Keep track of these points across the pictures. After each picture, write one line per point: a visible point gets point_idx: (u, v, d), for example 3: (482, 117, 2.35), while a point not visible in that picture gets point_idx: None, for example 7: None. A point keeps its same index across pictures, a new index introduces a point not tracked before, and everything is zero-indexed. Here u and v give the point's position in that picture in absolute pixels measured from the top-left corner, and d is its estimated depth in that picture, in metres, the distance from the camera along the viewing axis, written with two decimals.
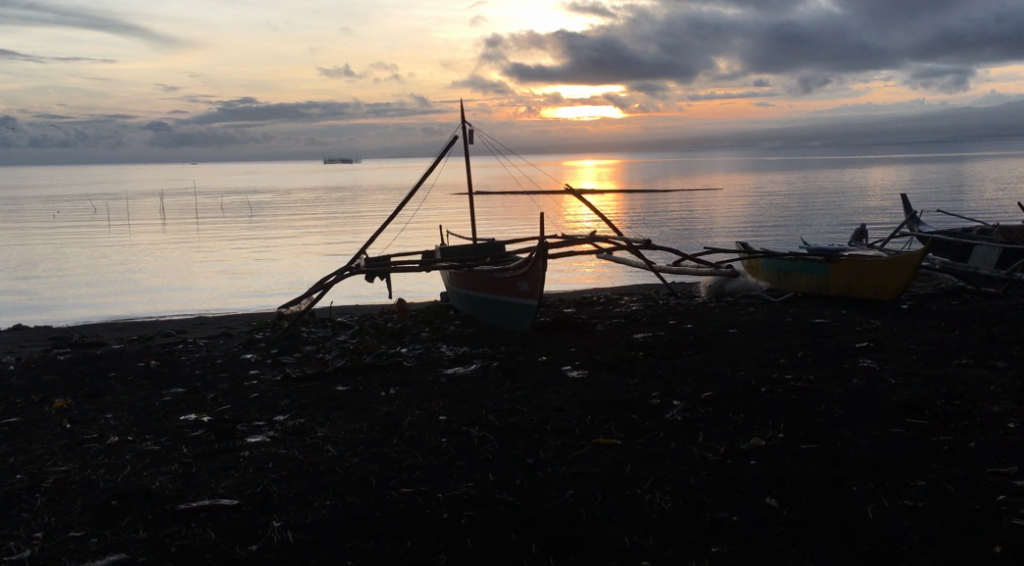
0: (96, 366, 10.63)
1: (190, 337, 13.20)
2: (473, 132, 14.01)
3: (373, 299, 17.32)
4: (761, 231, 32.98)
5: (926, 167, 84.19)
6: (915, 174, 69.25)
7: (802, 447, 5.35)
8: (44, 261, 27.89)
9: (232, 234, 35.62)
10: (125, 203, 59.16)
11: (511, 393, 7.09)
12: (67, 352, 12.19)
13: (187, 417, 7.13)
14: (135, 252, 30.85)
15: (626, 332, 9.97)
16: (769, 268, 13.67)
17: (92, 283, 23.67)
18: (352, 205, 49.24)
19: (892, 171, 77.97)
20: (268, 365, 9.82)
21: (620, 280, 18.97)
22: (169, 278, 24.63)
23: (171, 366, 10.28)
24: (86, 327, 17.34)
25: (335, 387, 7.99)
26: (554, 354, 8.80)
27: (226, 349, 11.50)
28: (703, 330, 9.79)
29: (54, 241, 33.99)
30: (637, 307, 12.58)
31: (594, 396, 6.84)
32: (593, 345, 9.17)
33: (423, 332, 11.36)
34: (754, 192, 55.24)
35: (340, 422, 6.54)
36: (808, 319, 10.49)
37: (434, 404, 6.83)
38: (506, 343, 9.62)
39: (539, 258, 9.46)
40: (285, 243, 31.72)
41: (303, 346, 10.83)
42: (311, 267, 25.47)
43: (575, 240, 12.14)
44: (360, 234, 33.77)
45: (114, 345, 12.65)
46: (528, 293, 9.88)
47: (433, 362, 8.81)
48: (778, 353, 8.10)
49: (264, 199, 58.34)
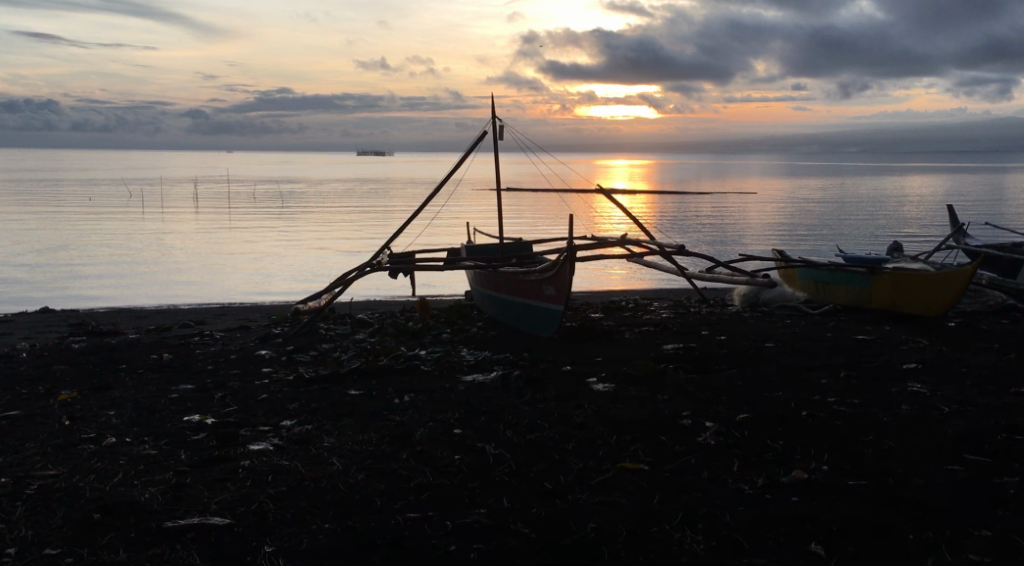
0: (108, 356, 10.37)
1: (207, 329, 12.94)
2: (504, 128, 13.60)
3: (397, 296, 16.99)
4: (796, 237, 32.34)
5: (965, 176, 82.80)
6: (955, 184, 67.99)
7: (848, 483, 4.90)
8: (73, 244, 27.91)
9: (260, 224, 35.55)
10: (159, 188, 59.62)
11: (531, 406, 6.67)
12: (82, 340, 11.97)
13: (190, 418, 6.80)
14: (163, 238, 30.88)
15: (655, 342, 9.51)
16: (809, 277, 13.25)
17: (117, 268, 23.63)
18: (382, 198, 49.09)
19: (929, 179, 76.71)
20: (282, 365, 9.48)
21: (650, 284, 18.48)
22: (193, 266, 24.56)
23: (183, 360, 9.98)
24: (108, 314, 17.16)
25: (347, 390, 7.64)
26: (579, 363, 8.37)
27: (242, 344, 11.20)
28: (737, 343, 9.33)
29: (85, 225, 34.07)
30: (668, 315, 12.10)
31: (619, 412, 6.40)
32: (621, 355, 8.71)
33: (444, 333, 10.98)
34: (789, 197, 54.38)
35: (348, 432, 6.16)
36: (849, 334, 9.97)
37: (449, 415, 6.43)
38: (529, 349, 9.20)
39: (567, 262, 9.02)
40: (313, 234, 31.52)
41: (319, 344, 10.50)
42: (337, 260, 25.21)
43: (605, 243, 11.69)
44: (387, 228, 33.55)
45: (130, 334, 12.40)
46: (554, 298, 9.46)
47: (452, 367, 8.43)
48: (817, 374, 7.62)
49: (296, 189, 58.49)
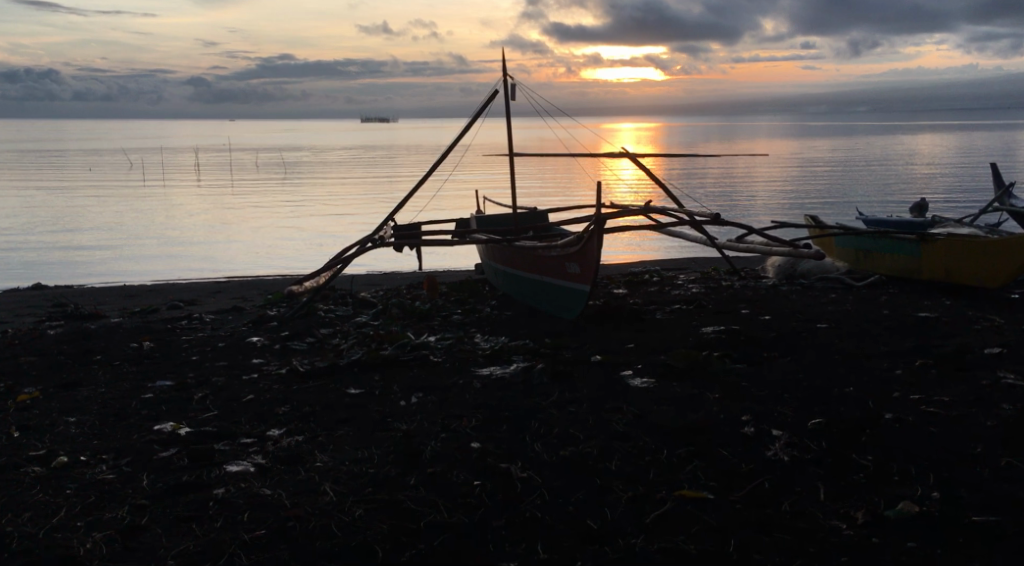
0: (83, 345, 9.39)
1: (198, 311, 11.94)
2: (514, 85, 12.45)
3: (401, 270, 15.96)
4: (815, 199, 31.19)
5: (975, 135, 81.29)
6: (969, 142, 66.44)
7: (970, 521, 3.97)
8: (66, 216, 26.82)
9: (262, 193, 34.51)
10: (160, 159, 58.51)
11: (559, 409, 5.67)
12: (59, 325, 11.00)
13: (161, 427, 5.79)
14: (161, 208, 29.91)
15: (694, 324, 8.45)
16: (848, 245, 12.21)
17: (110, 240, 22.72)
18: (385, 166, 47.91)
19: (942, 138, 75.15)
20: (274, 355, 8.48)
21: (669, 254, 17.43)
22: (190, 236, 23.62)
23: (165, 350, 8.99)
24: (96, 293, 16.15)
25: (345, 389, 6.63)
26: (611, 353, 7.35)
27: (233, 330, 10.19)
28: (785, 322, 8.32)
29: (81, 196, 32.95)
30: (699, 291, 11.07)
31: (666, 416, 5.39)
32: (657, 342, 7.68)
33: (454, 317, 9.96)
34: (801, 158, 53.04)
35: (344, 447, 5.15)
36: (907, 311, 8.92)
37: (464, 424, 5.44)
38: (552, 335, 8.18)
39: (594, 236, 7.92)
40: (315, 203, 30.39)
41: (318, 329, 9.48)
42: (340, 230, 24.13)
43: (629, 212, 10.63)
44: (392, 196, 32.48)
45: (114, 318, 11.41)
46: (579, 277, 8.38)
47: (466, 358, 7.44)
48: (888, 363, 6.62)
49: (297, 157, 57.30)
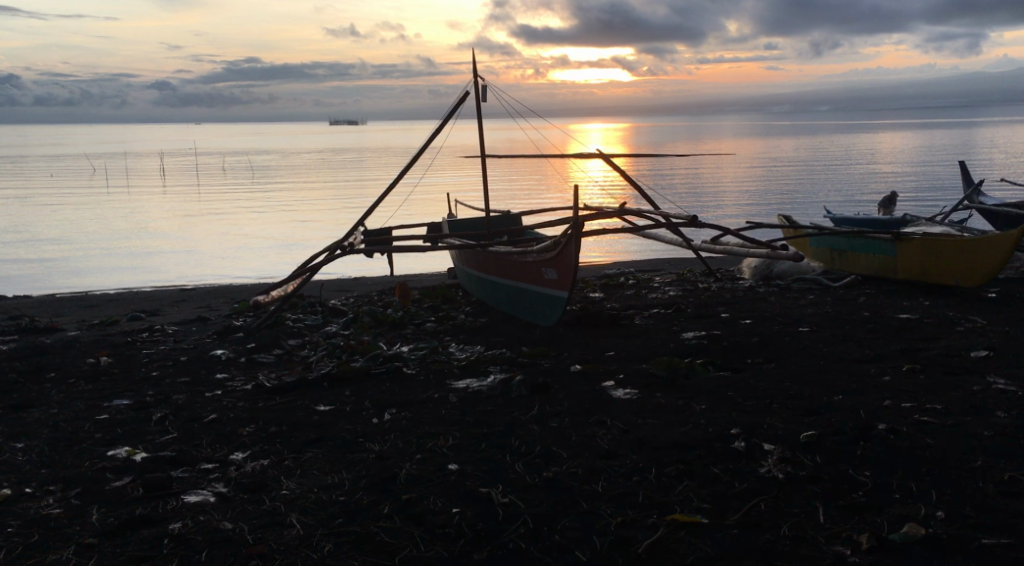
0: (38, 361, 8.97)
1: (160, 322, 11.52)
2: (485, 85, 12.16)
3: (371, 275, 15.60)
4: (786, 197, 31.19)
5: (939, 132, 82.16)
6: (934, 140, 67.09)
7: (978, 544, 3.75)
8: (25, 224, 26.09)
9: (228, 198, 33.94)
10: (125, 164, 57.49)
11: (540, 425, 5.39)
12: (14, 339, 10.54)
13: (116, 452, 5.44)
14: (125, 214, 29.30)
15: (675, 329, 8.20)
16: (823, 245, 12.08)
17: (72, 248, 22.14)
18: (353, 169, 47.42)
19: (907, 136, 75.86)
20: (239, 369, 8.12)
21: (644, 255, 17.20)
22: (155, 243, 23.09)
23: (124, 365, 8.59)
24: (56, 304, 15.61)
25: (313, 405, 6.31)
26: (591, 362, 7.07)
27: (196, 342, 9.80)
28: (767, 326, 8.10)
29: (42, 204, 32.14)
30: (676, 293, 10.84)
31: (652, 431, 5.13)
32: (639, 348, 7.42)
33: (427, 325, 9.64)
34: (770, 157, 53.22)
35: (311, 472, 4.84)
36: (889, 312, 8.74)
37: (441, 443, 5.14)
38: (529, 344, 7.89)
39: (572, 241, 7.63)
40: (283, 208, 29.87)
41: (285, 340, 9.12)
42: (308, 234, 23.67)
43: (605, 215, 10.37)
44: (361, 199, 32.03)
45: (72, 332, 10.97)
46: (557, 283, 8.09)
47: (440, 370, 7.14)
48: (877, 368, 6.40)
49: (264, 161, 56.63)
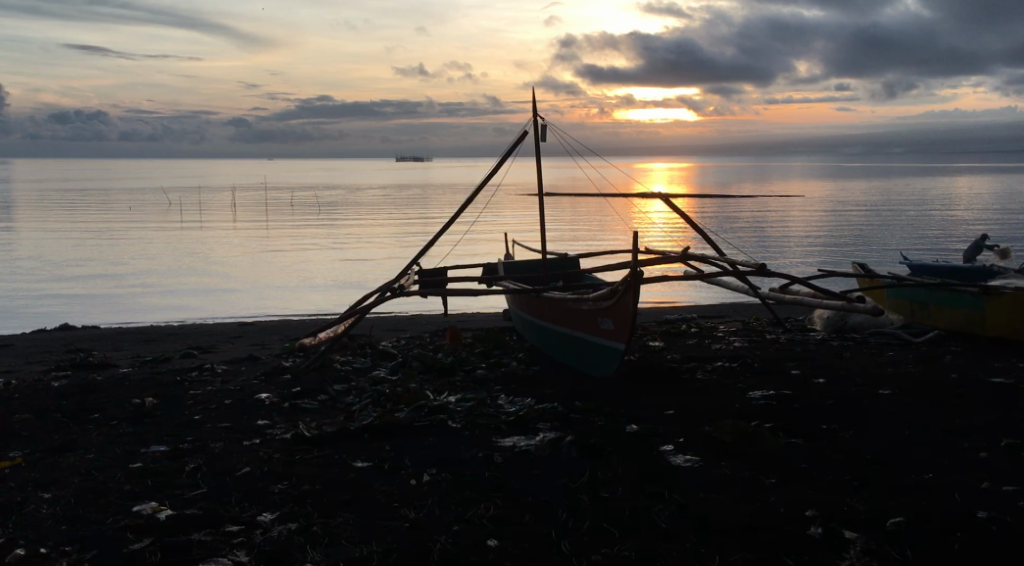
0: (84, 399, 8.84)
1: (212, 360, 11.38)
2: (544, 124, 11.86)
3: (426, 315, 15.34)
4: (856, 240, 30.23)
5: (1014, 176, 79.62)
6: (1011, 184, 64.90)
7: None
8: (94, 256, 26.62)
9: (292, 232, 34.30)
10: (195, 197, 58.88)
11: (591, 495, 4.98)
12: (66, 374, 10.49)
13: (141, 507, 5.18)
14: (191, 247, 29.73)
15: (740, 386, 7.67)
16: (900, 296, 11.43)
17: (138, 279, 22.44)
18: (416, 205, 47.67)
19: (981, 180, 73.57)
20: (282, 416, 7.85)
21: (707, 300, 16.64)
22: (217, 275, 23.30)
23: (167, 406, 8.40)
24: (115, 336, 15.68)
25: (351, 460, 5.98)
26: (647, 422, 6.60)
27: (243, 383, 9.59)
28: (842, 386, 7.54)
29: (112, 235, 32.84)
30: (742, 345, 10.30)
31: (714, 511, 4.70)
32: (700, 408, 6.92)
33: (478, 373, 9.30)
34: (839, 199, 51.99)
35: (342, 543, 4.52)
36: (976, 374, 8.10)
37: (483, 512, 4.77)
38: (582, 399, 7.44)
39: (629, 290, 7.16)
40: (344, 243, 29.98)
41: (331, 385, 8.84)
42: (367, 270, 23.61)
43: (668, 260, 9.91)
44: (421, 236, 32.00)
45: (124, 368, 10.88)
46: (612, 334, 7.63)
47: (487, 424, 6.76)
48: (968, 442, 5.83)
49: (329, 196, 57.41)
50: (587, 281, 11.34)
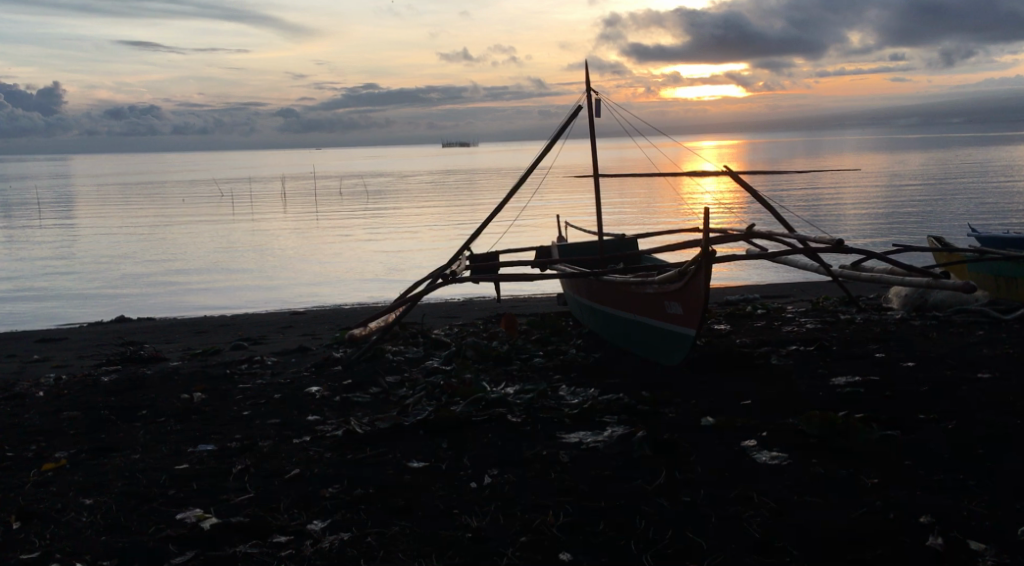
0: (132, 396, 8.58)
1: (262, 352, 11.10)
2: (598, 98, 11.30)
3: (478, 300, 14.92)
4: (920, 213, 29.07)
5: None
6: None
7: None
8: (146, 249, 26.69)
9: (341, 220, 34.14)
10: (246, 188, 59.30)
11: (672, 501, 4.57)
12: (115, 370, 10.28)
13: (185, 513, 4.87)
14: (243, 238, 29.78)
15: (821, 373, 7.08)
16: (984, 270, 10.68)
17: (192, 270, 22.45)
18: (465, 190, 47.36)
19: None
20: (333, 411, 7.49)
21: (769, 279, 15.97)
22: (269, 265, 23.21)
23: (216, 402, 8.10)
24: (167, 328, 15.56)
25: (408, 459, 5.62)
26: (723, 414, 6.09)
27: (293, 376, 9.27)
28: (935, 370, 6.93)
29: (163, 228, 32.96)
30: (816, 327, 9.70)
31: (812, 519, 4.26)
32: (780, 398, 6.37)
33: (536, 363, 8.86)
34: (898, 172, 50.38)
35: (405, 558, 4.18)
36: None
37: (555, 522, 4.39)
38: (651, 389, 6.94)
39: (700, 271, 6.56)
40: (393, 230, 29.73)
41: (383, 377, 8.46)
42: (417, 256, 23.28)
43: (734, 239, 9.31)
44: (470, 220, 31.59)
45: (174, 362, 10.63)
46: (682, 319, 7.03)
47: (551, 418, 6.31)
48: None
49: (378, 184, 57.47)
50: (647, 263, 10.81)
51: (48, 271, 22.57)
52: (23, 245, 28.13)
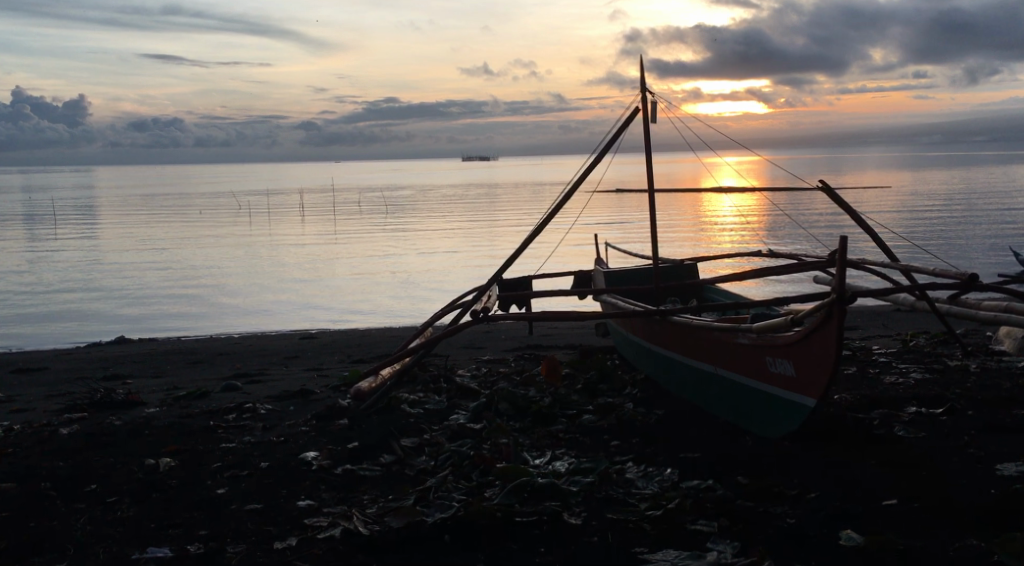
0: (87, 459, 6.96)
1: (256, 396, 9.42)
2: (652, 104, 9.64)
3: (506, 328, 13.25)
4: (970, 231, 27.34)
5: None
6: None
7: None
8: (152, 263, 25.12)
9: (358, 235, 32.52)
10: (264, 201, 57.90)
11: None
12: (79, 419, 8.65)
13: None
14: (254, 251, 28.13)
15: (976, 457, 5.38)
16: None
17: (200, 285, 20.90)
18: (487, 204, 45.73)
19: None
20: (333, 492, 5.86)
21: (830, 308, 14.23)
22: (279, 280, 21.62)
23: (187, 472, 6.46)
24: (162, 355, 13.93)
25: None
26: (867, 530, 4.45)
27: (288, 433, 7.61)
28: None
29: (173, 242, 31.32)
30: (924, 377, 7.93)
31: None
32: (936, 502, 4.71)
33: (585, 421, 7.20)
34: (932, 190, 48.61)
35: None
36: None
37: None
38: (751, 479, 5.24)
39: (828, 322, 4.80)
40: (411, 245, 28.04)
41: (396, 440, 6.79)
42: (437, 273, 21.64)
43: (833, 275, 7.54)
44: (493, 236, 29.87)
45: (151, 409, 8.95)
46: (794, 383, 5.26)
47: (621, 526, 4.68)
48: None
49: (399, 198, 55.99)
50: (710, 298, 9.12)
51: (51, 283, 21.12)
52: (28, 258, 26.75)
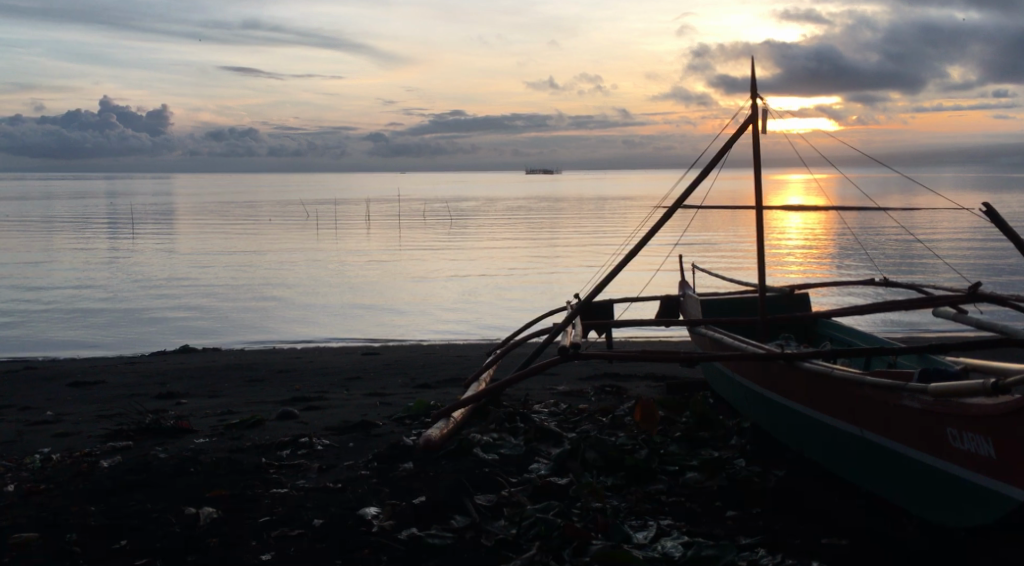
0: (122, 503, 6.10)
1: (314, 427, 8.51)
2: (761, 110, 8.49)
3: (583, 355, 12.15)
4: None
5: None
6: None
7: None
8: (219, 271, 24.68)
9: (425, 247, 31.74)
10: (333, 210, 57.81)
11: None
12: (121, 449, 7.81)
13: None
14: (321, 262, 27.54)
15: None
16: None
17: (264, 295, 20.28)
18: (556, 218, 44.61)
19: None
20: None
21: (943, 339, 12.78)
22: (343, 292, 20.89)
23: (230, 527, 5.56)
24: (219, 369, 13.20)
25: None
26: None
27: (346, 477, 6.67)
28: None
29: (241, 250, 30.95)
30: None
31: None
32: None
33: (690, 478, 6.10)
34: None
35: None
36: None
37: None
38: None
39: None
40: (480, 258, 27.17)
41: (470, 497, 5.81)
42: (506, 288, 20.67)
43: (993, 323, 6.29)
44: (564, 250, 28.78)
45: (200, 440, 8.10)
46: (994, 467, 4.21)
47: None
48: None
49: (466, 210, 55.34)
50: (828, 335, 7.92)
51: (117, 290, 20.73)
52: (99, 263, 26.57)
